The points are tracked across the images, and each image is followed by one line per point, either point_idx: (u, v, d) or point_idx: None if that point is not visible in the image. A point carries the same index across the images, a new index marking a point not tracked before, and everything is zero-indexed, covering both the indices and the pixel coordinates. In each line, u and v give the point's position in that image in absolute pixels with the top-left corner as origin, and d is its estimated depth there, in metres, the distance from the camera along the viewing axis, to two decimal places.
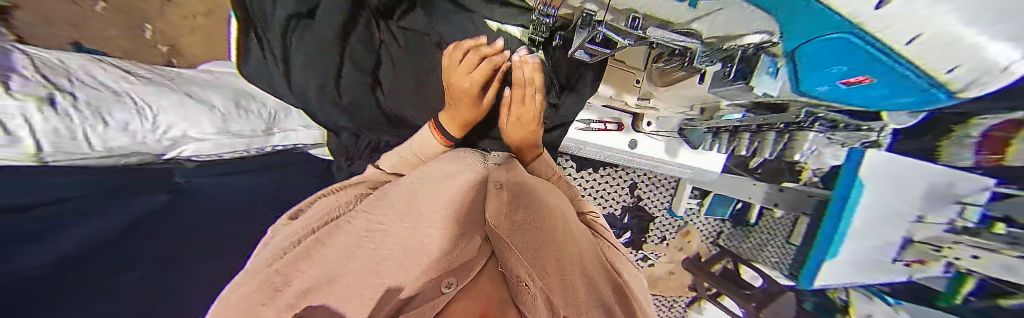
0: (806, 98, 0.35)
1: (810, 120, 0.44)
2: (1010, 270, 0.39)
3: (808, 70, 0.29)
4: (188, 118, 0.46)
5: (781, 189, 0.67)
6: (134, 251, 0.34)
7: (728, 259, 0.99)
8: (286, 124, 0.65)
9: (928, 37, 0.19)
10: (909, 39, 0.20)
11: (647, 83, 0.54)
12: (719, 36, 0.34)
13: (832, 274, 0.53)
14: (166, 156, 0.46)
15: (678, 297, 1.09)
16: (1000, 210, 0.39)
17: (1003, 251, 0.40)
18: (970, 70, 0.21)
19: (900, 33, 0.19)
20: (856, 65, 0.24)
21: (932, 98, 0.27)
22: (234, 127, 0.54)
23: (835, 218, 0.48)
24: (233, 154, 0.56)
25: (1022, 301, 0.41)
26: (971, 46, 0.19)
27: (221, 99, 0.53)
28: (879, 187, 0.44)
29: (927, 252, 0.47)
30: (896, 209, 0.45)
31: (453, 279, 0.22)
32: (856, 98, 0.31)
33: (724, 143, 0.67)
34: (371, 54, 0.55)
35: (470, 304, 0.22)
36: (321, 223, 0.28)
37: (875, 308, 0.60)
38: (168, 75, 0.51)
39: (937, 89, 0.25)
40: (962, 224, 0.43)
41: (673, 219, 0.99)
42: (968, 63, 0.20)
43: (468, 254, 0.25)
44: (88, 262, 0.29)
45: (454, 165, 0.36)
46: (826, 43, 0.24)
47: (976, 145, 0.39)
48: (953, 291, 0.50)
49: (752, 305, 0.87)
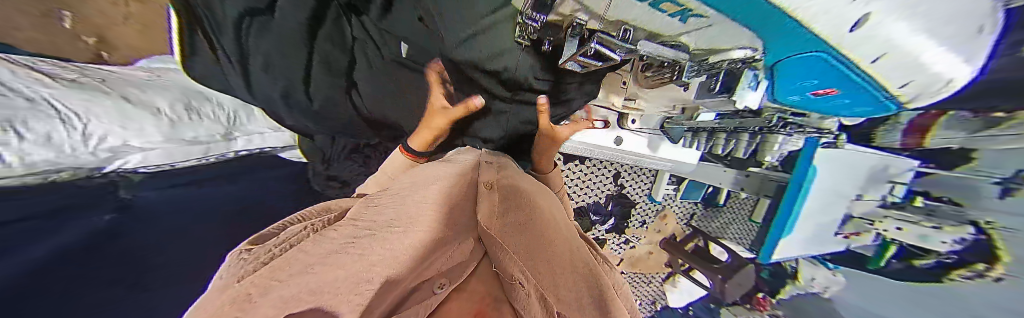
0: (777, 104, 0.40)
1: (781, 124, 0.50)
2: (923, 239, 0.54)
3: (784, 84, 0.33)
4: (128, 127, 0.44)
5: (747, 175, 0.74)
6: (76, 280, 0.29)
7: (700, 238, 1.08)
8: (249, 126, 0.61)
9: (894, 57, 0.21)
10: (875, 59, 0.22)
11: (634, 84, 0.53)
12: (704, 48, 0.30)
13: (787, 248, 0.64)
14: (105, 170, 0.43)
15: (656, 274, 1.18)
16: (923, 186, 0.53)
17: (920, 222, 0.54)
18: (917, 85, 0.25)
19: (867, 54, 0.21)
20: (828, 80, 0.28)
21: (884, 106, 0.31)
22: (188, 134, 0.51)
23: (792, 198, 0.58)
24: (192, 162, 0.53)
25: (927, 261, 0.57)
26: (921, 64, 0.22)
27: (166, 101, 0.50)
28: (831, 172, 0.54)
29: (863, 225, 0.62)
30: (843, 188, 0.56)
31: (445, 280, 0.22)
32: (823, 104, 0.36)
33: (702, 142, 0.73)
34: (343, 52, 0.50)
35: (465, 305, 0.22)
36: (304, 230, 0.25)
37: (818, 273, 0.77)
38: (98, 76, 0.46)
39: (890, 100, 0.29)
40: (892, 199, 0.57)
41: (652, 204, 1.06)
42: (920, 80, 0.24)
43: (458, 258, 0.24)
44: (32, 282, 0.26)
45: (438, 169, 0.35)
46: (802, 60, 0.25)
47: (908, 130, 0.47)
48: (879, 255, 0.65)
49: (719, 277, 0.98)
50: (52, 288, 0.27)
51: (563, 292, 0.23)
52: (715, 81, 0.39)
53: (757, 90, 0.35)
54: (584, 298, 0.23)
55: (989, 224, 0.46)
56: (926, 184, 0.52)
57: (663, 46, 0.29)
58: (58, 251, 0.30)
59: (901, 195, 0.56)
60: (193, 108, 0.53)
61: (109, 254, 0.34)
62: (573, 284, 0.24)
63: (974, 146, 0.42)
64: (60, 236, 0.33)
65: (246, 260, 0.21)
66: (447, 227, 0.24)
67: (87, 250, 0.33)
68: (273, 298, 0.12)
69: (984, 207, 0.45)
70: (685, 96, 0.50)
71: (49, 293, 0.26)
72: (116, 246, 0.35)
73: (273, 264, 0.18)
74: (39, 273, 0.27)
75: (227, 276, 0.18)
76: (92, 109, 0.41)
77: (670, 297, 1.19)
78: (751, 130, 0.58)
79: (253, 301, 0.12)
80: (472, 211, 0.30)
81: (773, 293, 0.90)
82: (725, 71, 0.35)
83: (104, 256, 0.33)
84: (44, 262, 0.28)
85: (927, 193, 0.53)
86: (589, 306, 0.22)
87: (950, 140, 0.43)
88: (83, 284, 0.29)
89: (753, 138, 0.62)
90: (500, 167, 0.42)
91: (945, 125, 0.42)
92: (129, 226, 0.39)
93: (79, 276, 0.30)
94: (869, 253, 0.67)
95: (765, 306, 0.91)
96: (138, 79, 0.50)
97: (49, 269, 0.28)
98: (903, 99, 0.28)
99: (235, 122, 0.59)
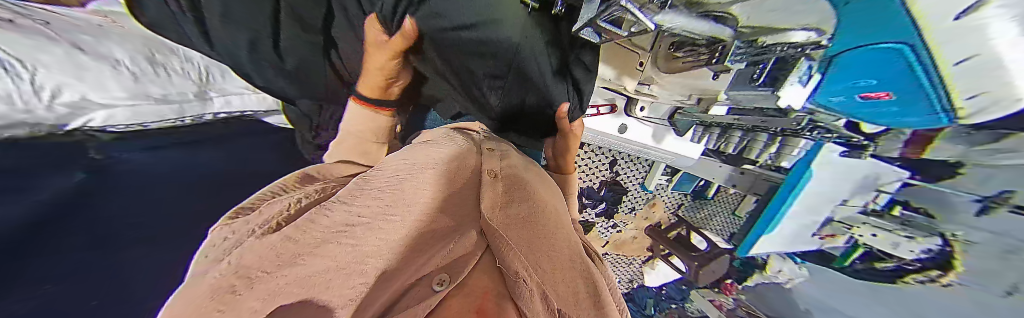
0: (817, 108, 0.44)
1: (806, 126, 0.53)
2: (896, 245, 0.58)
3: (843, 83, 0.38)
4: (85, 79, 0.35)
5: (741, 172, 0.75)
6: (71, 229, 0.28)
7: (683, 227, 1.11)
8: (225, 85, 0.55)
9: (979, 59, 0.25)
10: (961, 59, 0.26)
11: (650, 68, 0.55)
12: (754, 27, 0.33)
13: (765, 246, 0.68)
14: (67, 128, 0.33)
15: (636, 257, 1.27)
16: (904, 196, 0.56)
17: (895, 231, 0.57)
18: (989, 96, 0.28)
19: (955, 54, 0.26)
20: (882, 81, 0.33)
21: (937, 121, 0.35)
22: (154, 90, 0.44)
23: (779, 203, 0.60)
24: (166, 124, 0.44)
25: (889, 263, 0.63)
26: (1002, 71, 0.25)
27: (126, 53, 0.42)
28: (823, 178, 0.55)
29: (841, 229, 0.64)
30: (829, 194, 0.58)
31: (445, 276, 0.16)
32: (866, 111, 0.41)
33: (713, 137, 0.74)
34: (316, 5, 0.44)
35: (467, 302, 0.15)
36: (297, 212, 0.23)
37: (786, 266, 0.84)
38: (42, 19, 0.38)
39: (948, 114, 0.33)
40: (872, 206, 0.60)
41: (643, 193, 1.08)
42: (991, 91, 0.28)
43: (459, 250, 0.19)
44: (34, 231, 0.25)
45: (430, 150, 0.32)
46: (874, 53, 0.30)
47: (903, 144, 0.49)
48: (844, 255, 0.70)
49: (695, 263, 1.00)
50: (52, 238, 0.26)
51: (563, 290, 0.21)
52: (762, 71, 0.42)
53: (805, 85, 0.41)
54: (581, 293, 0.22)
55: (955, 235, 0.52)
56: (908, 195, 0.56)
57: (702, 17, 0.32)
58: (70, 188, 0.30)
59: (883, 204, 0.59)
60: (159, 61, 0.46)
61: (107, 206, 0.32)
62: (571, 280, 0.22)
63: (972, 159, 0.44)
64: (64, 175, 0.30)
65: (226, 248, 0.18)
66: (445, 216, 0.22)
67: (96, 191, 0.32)
68: (262, 290, 0.12)
69: (957, 220, 0.50)
70: (712, 87, 0.53)
71: (49, 244, 0.25)
72: (114, 194, 0.34)
73: (259, 254, 0.15)
74: (43, 218, 0.26)
75: (210, 259, 0.16)
76: (39, 57, 0.32)
77: (646, 277, 1.29)
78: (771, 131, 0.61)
79: (239, 294, 0.11)
80: (474, 199, 0.27)
81: (742, 280, 0.98)
82: (776, 60, 0.39)
83: (101, 210, 0.32)
84: (52, 201, 0.28)
85: (907, 203, 0.57)
86: (587, 304, 0.21)
87: (950, 152, 0.45)
88: (85, 237, 0.29)
89: (771, 140, 0.64)
90: (501, 154, 0.39)
91: (949, 136, 0.42)
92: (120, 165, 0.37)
93: (78, 231, 0.29)
94: (837, 253, 0.72)
95: (730, 291, 1.01)
96: (91, 25, 0.43)
97: (53, 211, 0.27)
98: (958, 117, 0.33)
99: (207, 80, 0.52)
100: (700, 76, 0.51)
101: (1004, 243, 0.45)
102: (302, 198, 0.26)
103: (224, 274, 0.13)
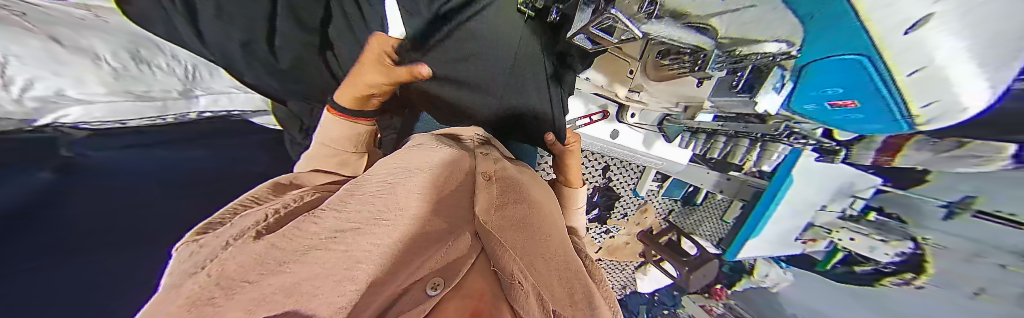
0: (789, 112, 0.48)
1: (785, 132, 0.57)
2: (870, 248, 0.61)
3: (809, 87, 0.39)
4: (62, 73, 0.33)
5: (728, 178, 0.77)
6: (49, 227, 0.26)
7: (674, 232, 1.15)
8: (212, 84, 0.52)
9: (928, 73, 0.25)
10: (914, 72, 0.26)
11: (640, 77, 0.58)
12: (733, 38, 0.38)
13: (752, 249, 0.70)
14: (36, 123, 0.32)
15: (630, 262, 1.29)
16: (877, 202, 0.59)
17: (869, 234, 0.61)
18: (940, 108, 0.29)
19: (907, 66, 0.26)
20: (844, 90, 0.34)
21: (900, 127, 0.36)
22: (136, 87, 0.41)
23: (765, 204, 0.62)
24: (144, 122, 0.43)
25: (865, 267, 0.65)
26: (947, 87, 0.26)
27: (109, 48, 0.40)
28: (805, 182, 0.58)
29: (821, 232, 0.70)
30: (811, 199, 0.61)
31: (440, 279, 0.17)
32: (828, 115, 0.42)
33: (701, 143, 0.78)
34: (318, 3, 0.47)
35: (461, 305, 0.16)
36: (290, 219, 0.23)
37: (771, 270, 0.88)
38: (17, 9, 0.36)
39: (909, 120, 0.33)
40: (851, 212, 0.64)
41: (635, 198, 1.09)
42: (944, 102, 0.28)
43: (455, 252, 0.20)
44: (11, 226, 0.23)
45: (423, 152, 0.33)
46: (837, 62, 0.30)
47: (878, 150, 0.52)
48: (826, 259, 0.74)
49: (686, 268, 1.02)
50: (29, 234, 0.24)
51: (558, 290, 0.22)
52: (742, 77, 0.46)
53: (780, 92, 0.44)
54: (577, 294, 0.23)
55: (927, 239, 0.52)
56: (887, 200, 0.57)
57: (687, 26, 0.38)
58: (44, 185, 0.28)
59: (859, 209, 0.63)
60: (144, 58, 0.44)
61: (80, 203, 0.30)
62: (566, 281, 0.23)
63: (937, 168, 0.45)
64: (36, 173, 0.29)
65: (194, 258, 0.16)
66: (439, 218, 0.22)
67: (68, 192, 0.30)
68: (246, 300, 0.11)
69: (927, 226, 0.51)
70: (699, 95, 0.57)
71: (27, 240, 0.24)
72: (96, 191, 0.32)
73: (241, 261, 0.14)
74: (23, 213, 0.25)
75: (180, 271, 0.15)
76: (13, 48, 0.30)
77: (639, 283, 1.32)
78: (752, 136, 0.65)
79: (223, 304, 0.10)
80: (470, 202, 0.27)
81: (730, 285, 1.03)
82: (753, 66, 0.43)
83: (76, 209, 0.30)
84: (30, 196, 0.26)
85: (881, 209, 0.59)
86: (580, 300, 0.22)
87: (918, 161, 0.47)
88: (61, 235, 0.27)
89: (752, 146, 0.67)
90: (497, 158, 0.39)
91: (916, 145, 0.45)
92: (93, 165, 0.34)
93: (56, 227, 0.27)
94: (819, 257, 0.75)
95: (720, 295, 1.06)
96: (71, 18, 0.40)
97: (35, 208, 0.27)
98: (918, 123, 0.33)
99: (196, 78, 0.50)
100: (684, 82, 0.56)
101: (976, 248, 0.44)
102: (290, 205, 0.25)
103: (202, 284, 0.12)
